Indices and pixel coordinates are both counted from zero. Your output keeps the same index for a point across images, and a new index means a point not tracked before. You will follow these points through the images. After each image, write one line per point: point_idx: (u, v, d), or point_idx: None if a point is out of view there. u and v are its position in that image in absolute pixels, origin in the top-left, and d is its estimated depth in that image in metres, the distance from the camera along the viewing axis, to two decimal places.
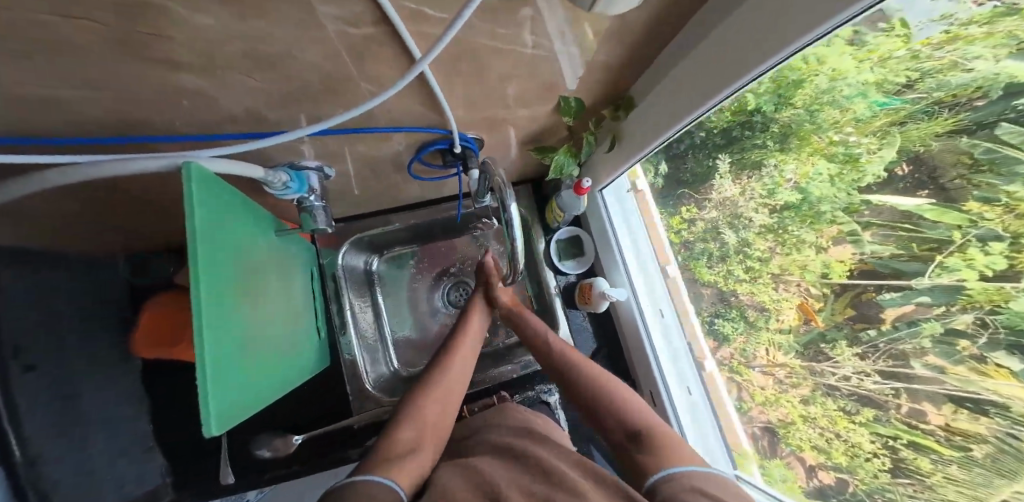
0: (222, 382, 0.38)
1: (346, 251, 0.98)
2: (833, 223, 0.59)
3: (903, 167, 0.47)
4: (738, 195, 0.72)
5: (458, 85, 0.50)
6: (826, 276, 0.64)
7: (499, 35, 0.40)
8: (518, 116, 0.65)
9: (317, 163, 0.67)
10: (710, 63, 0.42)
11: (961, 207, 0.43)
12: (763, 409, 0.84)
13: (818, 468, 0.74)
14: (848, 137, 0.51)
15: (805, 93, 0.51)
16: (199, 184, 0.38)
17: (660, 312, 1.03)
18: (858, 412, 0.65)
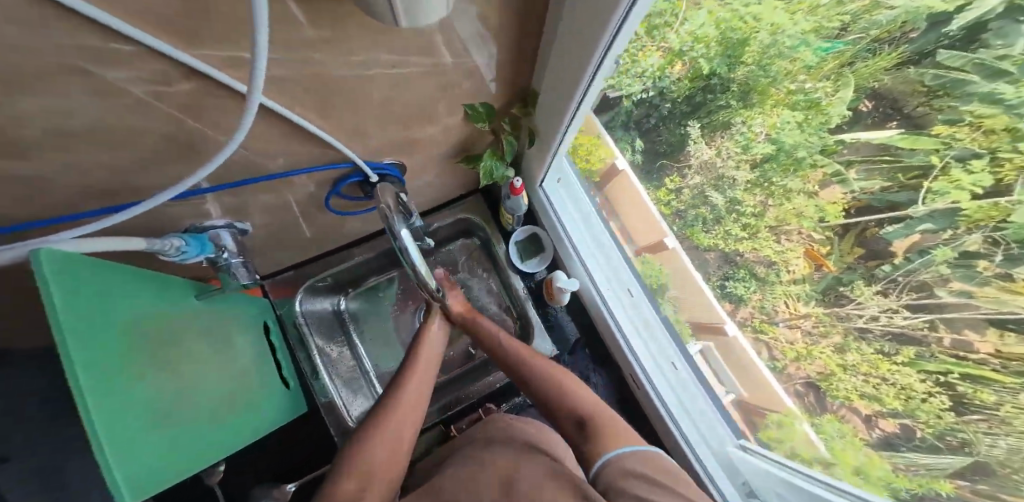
0: (123, 449, 0.37)
1: (301, 299, 1.04)
2: (816, 167, 0.58)
3: (866, 103, 0.46)
4: (715, 157, 0.70)
5: (335, 117, 0.51)
6: (824, 220, 0.63)
7: (354, 64, 0.40)
8: (429, 133, 0.67)
9: (225, 220, 0.70)
10: (573, 40, 0.43)
11: (931, 132, 0.43)
12: (798, 365, 0.83)
13: (877, 417, 0.72)
14: (804, 85, 0.50)
15: (752, 50, 0.51)
16: (59, 266, 0.36)
17: (628, 290, 1.10)
18: (898, 352, 0.64)
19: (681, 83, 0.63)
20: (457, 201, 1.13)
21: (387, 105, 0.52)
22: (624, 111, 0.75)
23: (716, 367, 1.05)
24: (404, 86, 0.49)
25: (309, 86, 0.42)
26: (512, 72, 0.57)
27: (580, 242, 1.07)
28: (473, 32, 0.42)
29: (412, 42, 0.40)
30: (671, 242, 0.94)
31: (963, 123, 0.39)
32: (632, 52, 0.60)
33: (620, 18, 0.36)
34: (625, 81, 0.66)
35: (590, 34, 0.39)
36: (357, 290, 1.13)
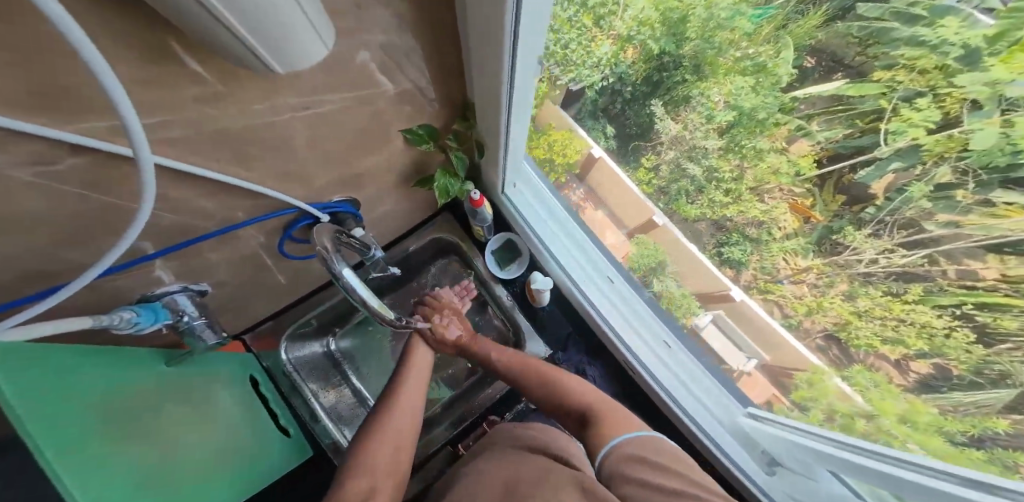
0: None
1: (287, 348, 1.10)
2: (779, 125, 0.59)
3: (810, 60, 0.48)
4: (683, 131, 0.71)
5: (257, 160, 0.53)
6: (800, 175, 0.63)
7: (257, 111, 0.44)
8: (370, 162, 0.71)
9: (179, 285, 0.74)
10: (483, 59, 0.46)
11: (873, 79, 0.44)
12: (812, 319, 0.81)
13: (907, 360, 0.67)
14: (747, 51, 0.53)
15: (694, 25, 0.55)
16: None
17: (608, 278, 1.16)
18: (907, 291, 0.62)
19: (636, 66, 0.66)
20: (419, 227, 1.17)
21: (311, 142, 0.56)
22: (590, 101, 0.76)
23: (730, 334, 1.03)
24: (322, 123, 0.53)
25: (220, 138, 0.45)
26: (443, 90, 0.61)
27: (551, 236, 1.14)
28: (370, 65, 0.46)
29: (310, 84, 0.43)
30: (660, 219, 0.95)
31: (898, 67, 0.41)
32: (584, 45, 0.63)
33: (510, 44, 0.40)
34: (584, 72, 0.69)
35: (491, 54, 0.42)
36: (344, 328, 1.18)
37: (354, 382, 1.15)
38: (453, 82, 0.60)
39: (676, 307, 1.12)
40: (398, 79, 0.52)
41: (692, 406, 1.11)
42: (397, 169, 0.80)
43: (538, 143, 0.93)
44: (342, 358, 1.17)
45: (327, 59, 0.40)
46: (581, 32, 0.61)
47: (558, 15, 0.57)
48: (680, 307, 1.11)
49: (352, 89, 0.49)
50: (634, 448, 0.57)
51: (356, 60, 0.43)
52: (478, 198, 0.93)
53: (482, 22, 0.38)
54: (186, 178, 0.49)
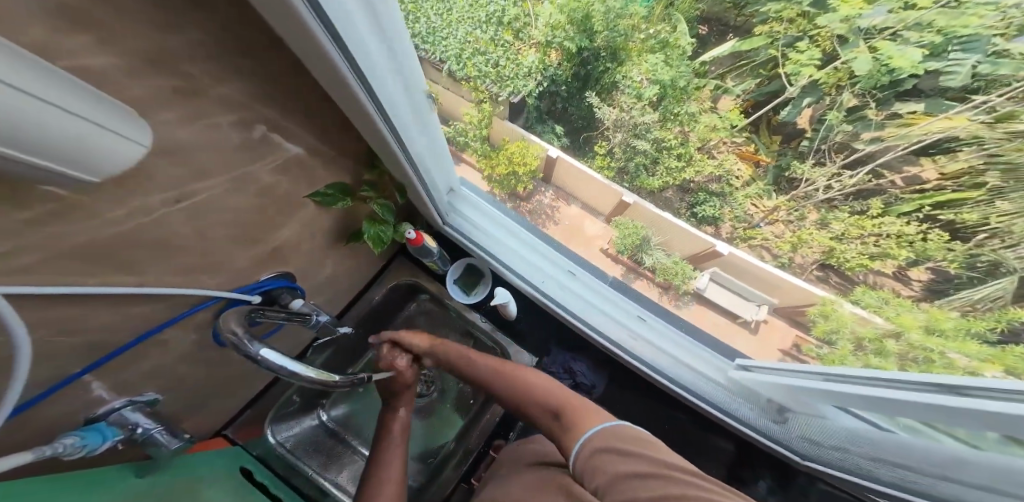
0: None
1: (273, 430, 0.82)
2: (700, 89, 0.72)
3: (703, 28, 0.67)
4: (621, 113, 0.77)
5: (151, 276, 0.45)
6: (735, 127, 0.73)
7: (124, 217, 0.36)
8: (297, 236, 0.66)
9: (122, 399, 0.54)
10: (354, 114, 0.46)
11: (756, 34, 0.62)
12: (800, 254, 0.79)
13: (906, 269, 0.67)
14: (648, 31, 0.69)
15: (597, 19, 0.67)
16: None
17: (570, 272, 0.91)
18: (869, 207, 0.68)
19: (561, 66, 0.74)
20: (381, 274, 1.00)
21: (208, 241, 0.49)
22: (533, 108, 0.78)
23: (730, 286, 0.89)
24: (207, 216, 0.46)
25: (98, 259, 0.37)
26: (332, 148, 0.58)
27: (502, 249, 0.89)
28: (240, 137, 0.42)
29: (179, 170, 0.37)
30: (630, 197, 0.85)
31: (772, 19, 0.60)
32: (512, 56, 0.68)
33: (360, 82, 0.38)
34: (520, 83, 0.72)
35: (348, 98, 0.41)
36: (333, 395, 0.92)
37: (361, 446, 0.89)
38: (343, 135, 0.57)
39: (672, 277, 0.91)
40: (272, 148, 0.47)
41: (690, 382, 0.87)
42: (326, 233, 0.73)
43: (497, 162, 0.85)
44: (340, 426, 0.91)
45: (175, 149, 0.35)
46: (505, 47, 0.67)
47: (481, 37, 0.64)
48: (675, 275, 0.91)
49: (225, 170, 0.43)
50: (625, 442, 0.52)
51: (213, 146, 0.39)
52: (413, 236, 0.80)
53: (322, 71, 0.36)
54: (81, 323, 0.41)
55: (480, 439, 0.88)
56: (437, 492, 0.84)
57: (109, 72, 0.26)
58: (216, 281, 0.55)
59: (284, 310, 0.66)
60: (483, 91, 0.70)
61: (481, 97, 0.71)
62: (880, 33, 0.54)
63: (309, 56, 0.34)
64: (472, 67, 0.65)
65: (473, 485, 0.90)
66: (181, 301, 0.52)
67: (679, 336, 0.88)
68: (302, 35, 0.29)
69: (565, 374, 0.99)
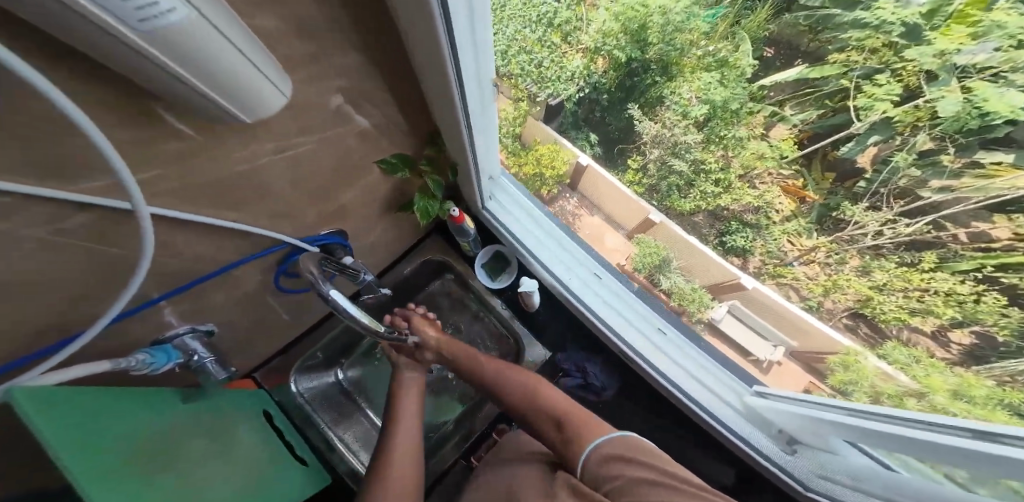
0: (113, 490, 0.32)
1: (296, 380, 0.83)
2: (753, 114, 0.69)
3: (769, 49, 0.63)
4: (663, 129, 0.73)
5: (241, 216, 0.46)
6: (785, 157, 0.66)
7: (240, 157, 0.37)
8: (356, 207, 0.66)
9: (185, 325, 0.56)
10: (439, 99, 0.45)
11: (830, 61, 0.58)
12: (831, 298, 0.72)
13: (947, 329, 0.58)
14: (708, 49, 0.66)
15: (653, 31, 0.64)
16: (39, 407, 0.30)
17: (595, 275, 0.92)
18: (920, 260, 0.60)
19: (607, 75, 0.70)
20: (415, 248, 0.97)
21: (286, 194, 0.49)
22: (570, 113, 0.76)
23: (748, 321, 0.86)
24: (294, 170, 0.46)
25: (201, 191, 0.38)
26: (401, 126, 0.55)
27: (534, 241, 0.90)
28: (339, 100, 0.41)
29: (287, 125, 0.38)
30: (656, 216, 0.84)
31: (851, 48, 0.56)
32: (557, 59, 0.66)
33: (453, 64, 0.36)
34: (560, 86, 0.69)
35: (435, 75, 0.39)
36: (352, 357, 0.90)
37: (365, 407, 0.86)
38: (418, 117, 0.56)
39: (688, 303, 0.90)
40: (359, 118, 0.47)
41: (704, 397, 0.84)
42: (376, 208, 0.71)
43: (525, 161, 0.85)
44: (353, 386, 0.88)
45: (289, 109, 0.36)
46: (552, 49, 0.65)
47: (530, 36, 0.61)
48: (691, 302, 0.90)
49: (320, 131, 0.43)
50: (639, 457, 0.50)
51: (316, 108, 0.39)
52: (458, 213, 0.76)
53: (420, 50, 0.35)
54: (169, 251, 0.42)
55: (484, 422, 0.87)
56: (436, 465, 0.83)
57: (266, 34, 0.26)
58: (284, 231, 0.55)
59: (338, 264, 0.64)
60: (522, 90, 0.69)
61: (519, 96, 0.69)
62: (978, 72, 0.46)
63: (415, 33, 0.32)
64: (515, 65, 0.62)
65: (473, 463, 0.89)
66: (249, 247, 0.52)
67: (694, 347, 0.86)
68: (420, 16, 0.28)
69: (578, 373, 0.95)
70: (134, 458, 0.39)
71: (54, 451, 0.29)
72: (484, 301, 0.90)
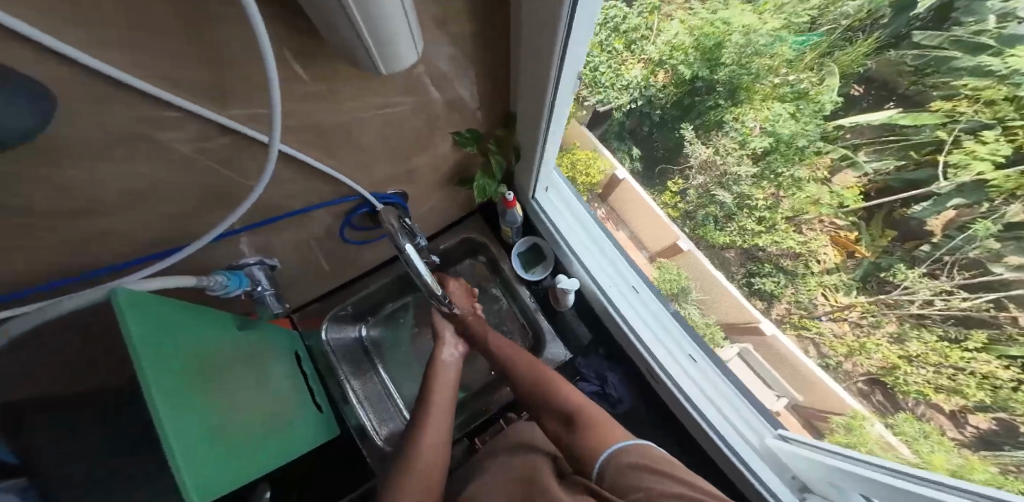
0: (182, 403, 0.33)
1: (328, 327, 0.84)
2: (820, 153, 0.56)
3: (858, 87, 0.51)
4: (716, 154, 0.65)
5: (337, 159, 0.45)
6: (845, 206, 0.58)
7: (350, 106, 0.37)
8: (425, 179, 0.64)
9: (257, 257, 0.60)
10: (527, 89, 0.43)
11: (930, 109, 0.46)
12: (854, 361, 0.64)
13: (965, 412, 0.53)
14: (788, 77, 0.56)
15: (728, 52, 0.56)
16: (133, 309, 0.31)
17: (633, 288, 0.86)
18: (967, 338, 0.52)
19: (666, 91, 0.64)
20: (460, 222, 0.91)
21: (377, 149, 0.48)
22: (617, 122, 0.72)
23: (758, 369, 0.81)
24: (391, 127, 0.45)
25: (314, 126, 0.37)
26: (488, 103, 0.52)
27: (576, 239, 0.85)
28: (455, 64, 0.39)
29: (402, 78, 0.36)
30: (685, 244, 0.81)
31: (958, 97, 0.43)
32: (615, 66, 0.62)
33: (558, 58, 0.34)
34: (612, 94, 0.65)
35: (538, 63, 0.36)
36: (379, 315, 0.90)
37: (381, 368, 0.87)
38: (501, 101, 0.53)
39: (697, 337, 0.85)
40: (462, 91, 0.45)
41: (724, 427, 0.76)
42: (439, 183, 0.68)
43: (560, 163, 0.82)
44: (372, 346, 0.88)
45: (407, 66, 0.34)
46: (612, 55, 0.60)
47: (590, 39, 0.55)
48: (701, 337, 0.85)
49: (426, 91, 0.41)
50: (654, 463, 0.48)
51: (429, 68, 0.37)
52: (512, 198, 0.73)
53: (535, 40, 0.33)
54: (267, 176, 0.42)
55: (500, 403, 0.82)
56: None
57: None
58: (362, 184, 0.54)
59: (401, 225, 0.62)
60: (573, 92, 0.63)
61: None
62: None
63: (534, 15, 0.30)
64: None
65: (475, 445, 0.81)
66: (327, 193, 0.52)
67: (720, 379, 0.80)
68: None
69: (596, 381, 0.90)
70: (204, 370, 0.40)
71: (131, 338, 0.30)
72: (512, 288, 0.91)
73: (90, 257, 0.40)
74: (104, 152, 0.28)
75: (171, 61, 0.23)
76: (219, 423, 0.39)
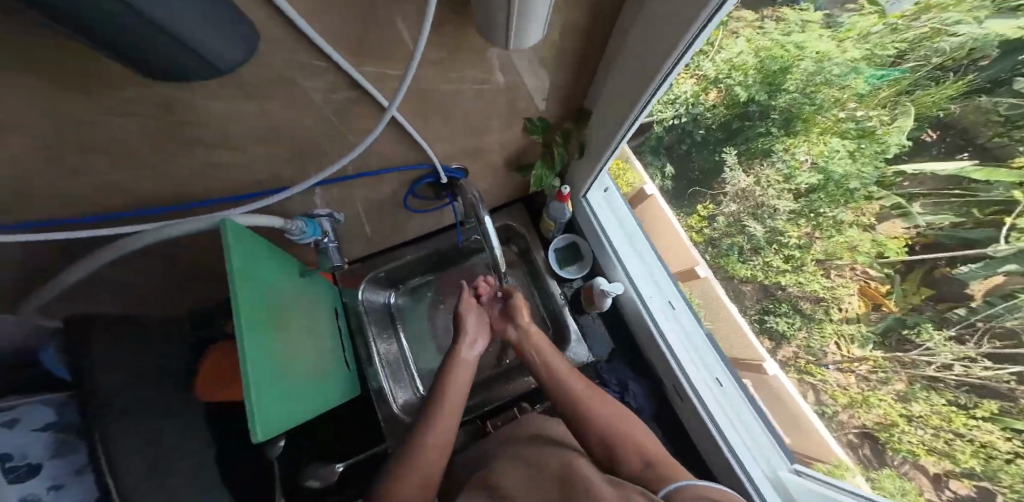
0: (257, 339, 0.39)
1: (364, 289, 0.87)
2: (870, 198, 0.52)
3: (931, 132, 0.45)
4: (755, 185, 0.63)
5: (427, 127, 0.50)
6: (884, 257, 0.54)
7: (453, 78, 0.41)
8: (487, 161, 0.67)
9: (326, 209, 0.63)
10: (619, 91, 0.45)
11: (1011, 164, 0.40)
12: (852, 412, 0.63)
13: (948, 477, 0.54)
14: (854, 112, 0.49)
15: (795, 77, 0.51)
16: (237, 241, 0.40)
17: (669, 303, 0.85)
18: (976, 405, 0.49)
19: (716, 110, 0.60)
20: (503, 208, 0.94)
21: (460, 122, 0.52)
22: (654, 137, 0.69)
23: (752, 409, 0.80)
24: (478, 103, 0.49)
25: (420, 90, 0.42)
26: (563, 97, 0.54)
27: (622, 242, 0.84)
28: (553, 52, 0.42)
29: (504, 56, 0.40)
30: (703, 271, 0.81)
31: None
32: None
33: (677, 57, 0.35)
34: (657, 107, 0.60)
35: (648, 57, 0.37)
36: (410, 285, 0.93)
37: (404, 339, 0.89)
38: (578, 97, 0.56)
39: None
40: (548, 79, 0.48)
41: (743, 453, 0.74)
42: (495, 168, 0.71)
43: None
44: (400, 316, 0.92)
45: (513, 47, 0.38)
46: None
47: None
48: None
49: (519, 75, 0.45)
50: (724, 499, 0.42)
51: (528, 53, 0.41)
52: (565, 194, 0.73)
53: (648, 41, 0.35)
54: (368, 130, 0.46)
55: (512, 392, 0.81)
56: None
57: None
58: (437, 154, 0.58)
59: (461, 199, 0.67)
60: None
61: None
62: None
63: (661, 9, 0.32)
64: None
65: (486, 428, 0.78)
66: (404, 155, 0.56)
67: (745, 406, 0.77)
68: None
69: (617, 387, 0.88)
70: (273, 318, 0.45)
71: (232, 263, 0.38)
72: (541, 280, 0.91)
73: (207, 177, 0.46)
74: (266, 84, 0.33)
75: (343, 16, 0.28)
76: (280, 367, 0.43)
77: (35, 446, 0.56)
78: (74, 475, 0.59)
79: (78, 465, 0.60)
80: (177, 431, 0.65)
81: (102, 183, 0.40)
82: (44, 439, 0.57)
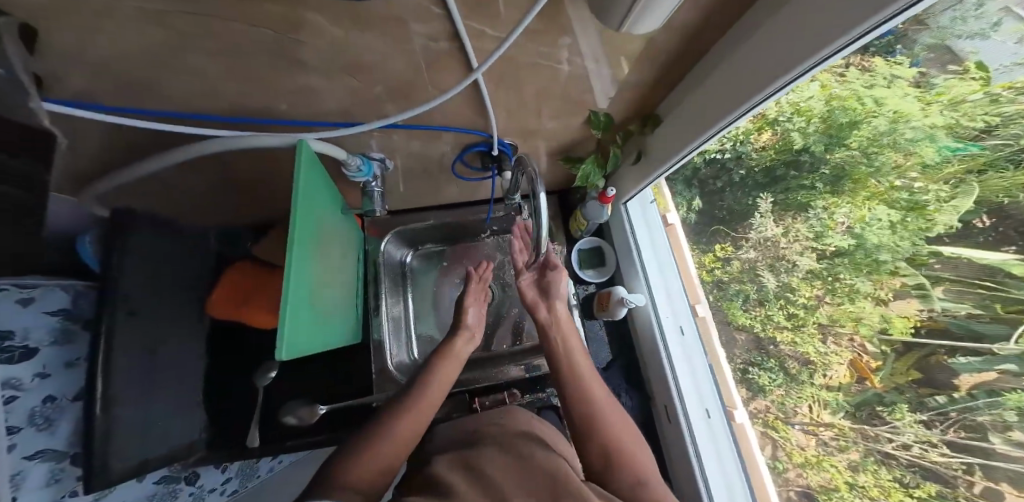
0: (303, 257, 0.37)
1: (389, 241, 0.80)
2: (895, 273, 0.49)
3: (984, 219, 0.40)
4: (780, 237, 0.64)
5: (499, 97, 0.52)
6: (885, 332, 0.50)
7: (542, 54, 0.43)
8: (536, 145, 0.69)
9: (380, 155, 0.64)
10: (710, 101, 0.46)
11: None
12: (802, 471, 0.64)
13: None
14: (913, 183, 0.45)
15: (861, 134, 0.48)
16: (307, 161, 0.39)
17: (679, 329, 0.87)
18: (917, 486, 0.49)
19: (764, 152, 0.61)
20: None
21: (530, 101, 0.53)
22: (691, 166, 0.73)
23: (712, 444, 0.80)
24: (554, 86, 0.51)
25: (507, 59, 0.43)
26: (642, 94, 0.55)
27: (647, 255, 0.91)
28: (642, 54, 0.44)
29: (597, 44, 0.42)
30: (702, 309, 0.84)
31: None
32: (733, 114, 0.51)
33: (799, 72, 0.35)
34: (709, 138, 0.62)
35: (770, 63, 0.36)
36: (428, 248, 0.87)
37: (411, 300, 0.83)
38: (648, 103, 0.58)
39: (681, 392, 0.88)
40: (624, 82, 0.50)
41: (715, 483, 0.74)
42: (546, 152, 0.72)
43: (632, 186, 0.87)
44: (411, 277, 0.85)
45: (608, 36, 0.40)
46: None
47: None
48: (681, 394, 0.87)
49: (600, 68, 0.47)
50: None
51: (619, 48, 0.43)
52: (609, 196, 0.76)
53: (775, 54, 0.35)
54: (447, 87, 0.47)
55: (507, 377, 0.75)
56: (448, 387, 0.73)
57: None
58: (498, 127, 0.59)
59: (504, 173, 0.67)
60: None
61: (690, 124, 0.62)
62: None
63: (804, 16, 0.31)
64: None
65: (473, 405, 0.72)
66: (469, 122, 0.57)
67: (724, 440, 0.78)
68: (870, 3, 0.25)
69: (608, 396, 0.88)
70: (319, 245, 0.43)
71: (299, 179, 0.36)
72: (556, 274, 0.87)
73: (285, 101, 0.46)
74: (379, 13, 0.33)
75: None
76: (314, 293, 0.40)
77: (35, 331, 0.51)
78: (64, 367, 0.55)
79: (71, 358, 0.56)
80: (177, 339, 0.63)
81: (187, 83, 0.40)
82: (49, 324, 0.54)
